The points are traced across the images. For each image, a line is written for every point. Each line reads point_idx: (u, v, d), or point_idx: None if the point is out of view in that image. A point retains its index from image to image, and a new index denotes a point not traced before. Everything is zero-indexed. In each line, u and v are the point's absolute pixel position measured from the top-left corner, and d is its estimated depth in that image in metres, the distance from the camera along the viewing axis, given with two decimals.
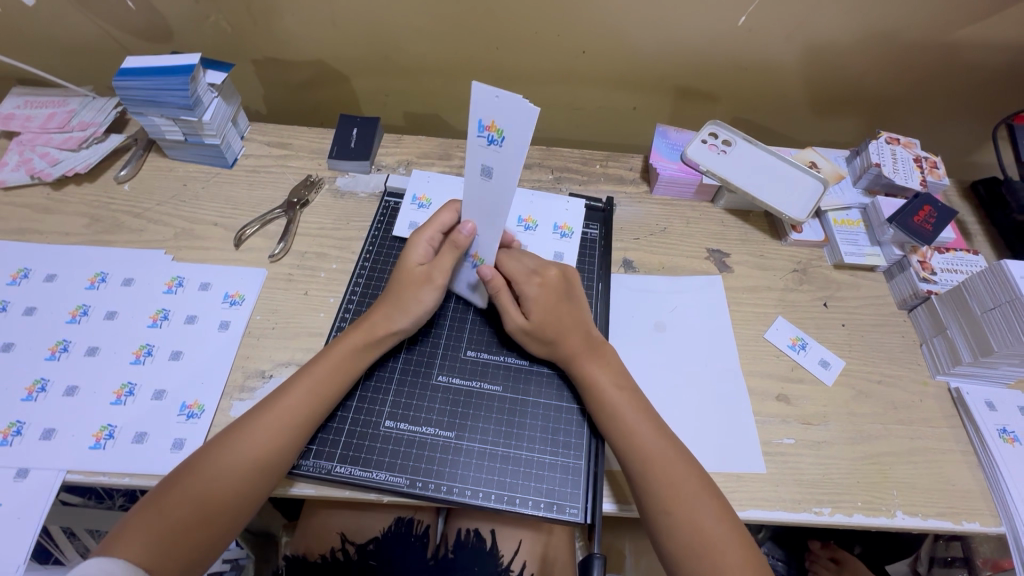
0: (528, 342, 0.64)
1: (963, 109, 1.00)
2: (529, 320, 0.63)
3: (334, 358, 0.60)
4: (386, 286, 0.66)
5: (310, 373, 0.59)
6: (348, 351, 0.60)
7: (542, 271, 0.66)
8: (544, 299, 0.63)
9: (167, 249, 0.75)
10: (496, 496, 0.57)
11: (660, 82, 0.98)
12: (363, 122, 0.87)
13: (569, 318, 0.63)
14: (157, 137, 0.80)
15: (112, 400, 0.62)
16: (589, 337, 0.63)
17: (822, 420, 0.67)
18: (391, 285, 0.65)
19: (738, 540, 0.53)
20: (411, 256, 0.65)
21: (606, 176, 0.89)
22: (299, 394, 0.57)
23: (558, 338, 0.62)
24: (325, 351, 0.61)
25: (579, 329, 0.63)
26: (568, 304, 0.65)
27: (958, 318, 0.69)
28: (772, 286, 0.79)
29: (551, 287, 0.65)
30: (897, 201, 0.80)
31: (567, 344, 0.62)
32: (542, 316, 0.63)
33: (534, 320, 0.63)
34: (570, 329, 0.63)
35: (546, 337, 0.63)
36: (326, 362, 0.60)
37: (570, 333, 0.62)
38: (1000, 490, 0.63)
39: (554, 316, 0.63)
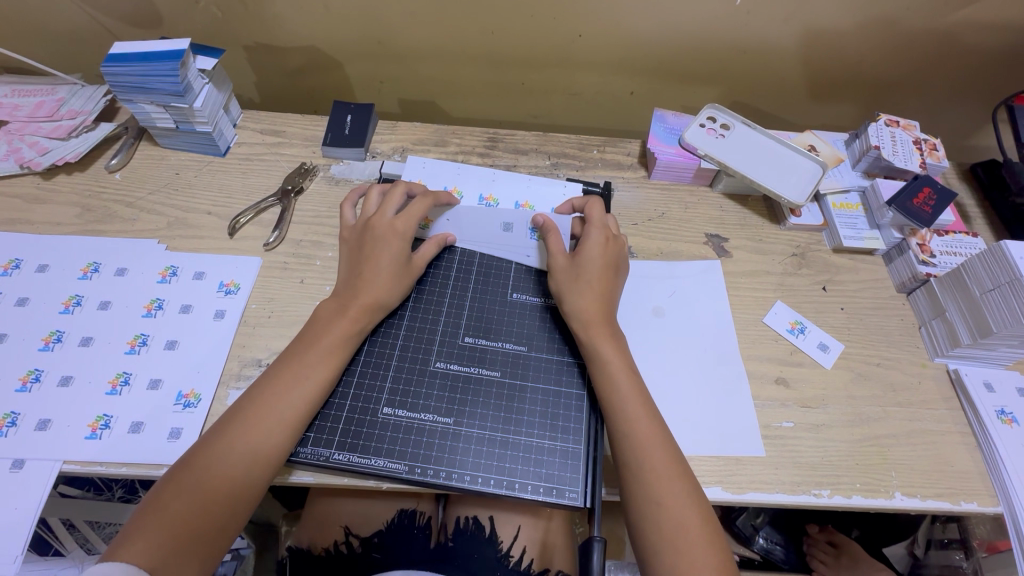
0: (570, 280, 0.66)
1: (962, 92, 0.99)
2: (578, 261, 0.67)
3: (325, 346, 0.60)
4: (361, 270, 0.65)
5: (301, 361, 0.59)
6: (337, 337, 0.60)
7: (612, 236, 0.69)
8: (599, 252, 0.67)
9: (160, 238, 0.74)
10: (495, 481, 0.57)
11: (657, 66, 0.97)
12: (358, 109, 0.86)
13: (607, 275, 0.67)
14: (148, 125, 0.78)
15: (108, 390, 0.62)
16: (606, 313, 0.64)
17: (821, 403, 0.67)
18: (377, 276, 0.65)
19: (715, 534, 0.53)
20: (396, 248, 0.67)
21: (603, 161, 0.88)
22: (291, 382, 0.57)
23: (589, 286, 0.65)
24: (315, 338, 0.60)
25: (604, 300, 0.65)
26: (617, 269, 0.68)
27: (957, 300, 0.69)
28: (771, 271, 0.78)
29: (612, 249, 0.69)
30: (896, 183, 0.79)
31: (586, 317, 0.63)
32: (586, 257, 0.67)
33: (585, 258, 0.67)
34: (598, 291, 0.65)
35: (582, 276, 0.66)
36: (316, 349, 0.59)
37: (599, 284, 0.65)
38: (998, 470, 0.63)
39: (596, 265, 0.66)
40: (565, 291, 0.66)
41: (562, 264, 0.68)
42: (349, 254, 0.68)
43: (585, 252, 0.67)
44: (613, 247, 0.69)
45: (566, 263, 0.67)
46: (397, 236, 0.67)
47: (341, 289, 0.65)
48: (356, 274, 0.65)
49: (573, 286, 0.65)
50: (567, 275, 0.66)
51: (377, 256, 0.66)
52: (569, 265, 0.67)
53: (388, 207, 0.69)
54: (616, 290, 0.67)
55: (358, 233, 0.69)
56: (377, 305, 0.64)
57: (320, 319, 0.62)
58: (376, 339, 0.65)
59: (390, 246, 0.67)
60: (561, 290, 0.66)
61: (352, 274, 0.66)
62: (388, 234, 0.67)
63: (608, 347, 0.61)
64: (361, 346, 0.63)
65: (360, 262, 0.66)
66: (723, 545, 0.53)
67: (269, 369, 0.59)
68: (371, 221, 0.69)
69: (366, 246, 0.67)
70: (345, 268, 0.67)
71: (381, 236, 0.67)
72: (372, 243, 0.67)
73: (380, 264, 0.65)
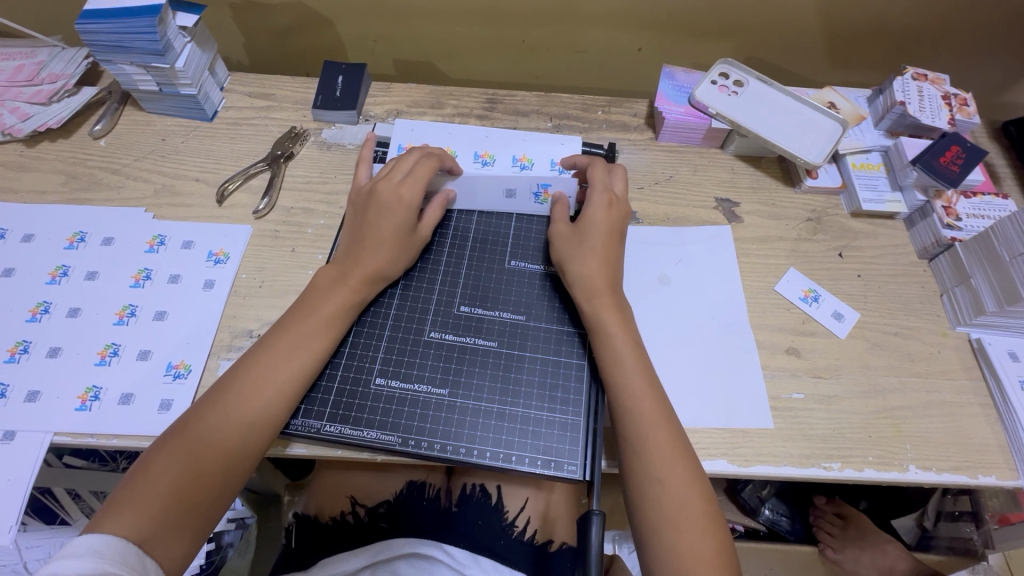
0: (566, 247, 0.64)
1: (996, 44, 0.92)
2: (577, 228, 0.65)
3: (320, 316, 0.57)
4: (363, 235, 0.62)
5: (295, 331, 0.56)
6: (336, 306, 0.58)
7: (614, 198, 0.66)
8: (603, 218, 0.64)
9: (147, 206, 0.72)
10: (491, 454, 0.55)
11: (666, 20, 0.91)
12: (349, 69, 0.82)
13: (611, 243, 0.63)
14: (131, 88, 0.75)
15: (97, 362, 0.60)
16: (611, 280, 0.61)
17: (834, 374, 0.65)
18: (378, 246, 0.61)
19: (712, 514, 0.52)
20: (400, 218, 0.63)
21: (608, 123, 0.84)
22: (286, 352, 0.55)
23: (592, 252, 0.62)
24: (310, 308, 0.58)
25: (609, 265, 0.62)
26: (622, 235, 0.65)
27: (982, 265, 0.65)
28: (784, 236, 0.74)
29: (615, 213, 0.65)
30: (922, 142, 0.74)
31: (591, 283, 0.61)
32: (588, 221, 0.64)
33: (581, 225, 0.64)
34: (600, 258, 0.62)
35: (582, 240, 0.63)
36: (311, 318, 0.57)
37: (602, 249, 0.63)
38: (1020, 444, 0.61)
39: (598, 231, 0.63)
40: (568, 257, 0.63)
41: (563, 231, 0.65)
42: (350, 218, 0.64)
43: (587, 217, 0.64)
44: (616, 213, 0.65)
45: (568, 231, 0.65)
46: (401, 205, 0.63)
47: (340, 255, 0.62)
48: (357, 240, 0.62)
49: (575, 253, 0.63)
50: (565, 248, 0.64)
51: (380, 223, 0.62)
52: (570, 231, 0.65)
53: (396, 171, 0.64)
54: (619, 257, 0.64)
55: (361, 196, 0.65)
56: (377, 272, 0.61)
57: (318, 286, 0.60)
58: (369, 308, 0.62)
59: (394, 215, 0.62)
60: (563, 258, 0.64)
61: (352, 242, 0.62)
62: (394, 201, 0.63)
63: (611, 317, 0.59)
64: (356, 317, 0.61)
65: (362, 228, 0.62)
66: (721, 525, 0.52)
67: (264, 337, 0.57)
68: (377, 185, 0.64)
69: (369, 212, 0.63)
70: (345, 233, 0.64)
71: (386, 202, 0.63)
72: (375, 209, 0.63)
73: (382, 233, 0.62)
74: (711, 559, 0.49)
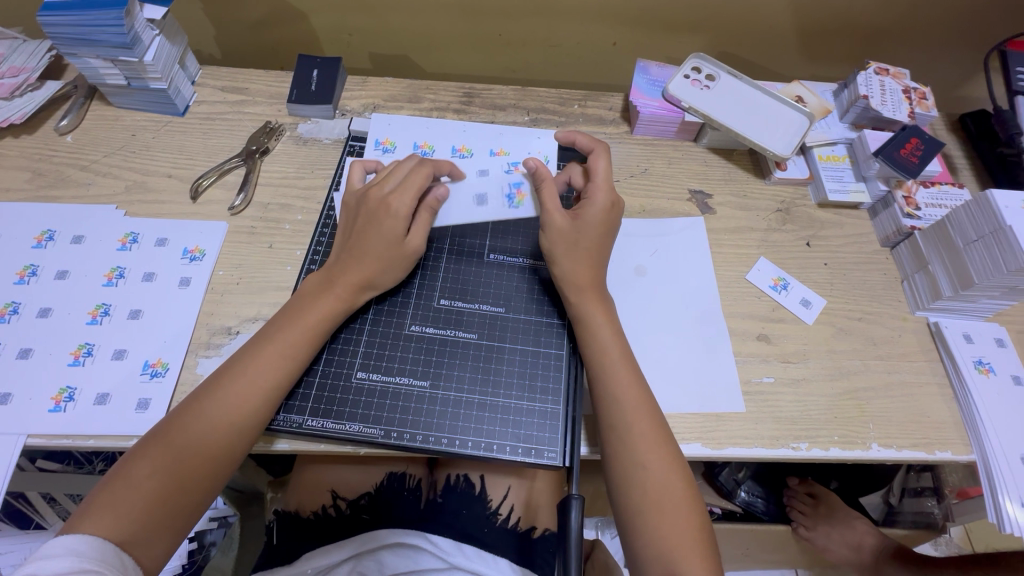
0: (558, 240, 0.63)
1: (953, 40, 0.96)
2: (573, 220, 0.64)
3: (306, 321, 0.57)
4: (351, 246, 0.61)
5: (282, 336, 0.56)
6: (321, 315, 0.57)
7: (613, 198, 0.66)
8: (597, 213, 0.64)
9: (119, 203, 0.70)
10: (473, 443, 0.56)
11: (640, 15, 0.92)
12: (324, 63, 0.81)
13: (604, 241, 0.64)
14: (97, 82, 0.73)
15: (70, 362, 0.59)
16: (596, 277, 0.62)
17: (802, 358, 0.67)
18: (366, 253, 0.60)
19: (691, 498, 0.54)
20: (388, 228, 0.60)
21: (584, 117, 0.85)
22: (271, 354, 0.55)
23: (583, 250, 0.63)
24: (297, 314, 0.57)
25: (596, 261, 0.63)
26: (613, 233, 0.66)
27: (939, 253, 0.68)
28: (754, 227, 0.77)
29: (613, 214, 0.66)
30: (884, 134, 0.77)
31: (579, 277, 0.62)
32: (585, 219, 0.64)
33: (578, 219, 0.64)
34: (590, 256, 0.63)
35: (577, 237, 0.63)
36: (297, 324, 0.57)
37: (593, 247, 0.63)
38: (973, 421, 0.64)
39: (594, 230, 0.64)
40: (559, 253, 0.63)
41: (559, 221, 0.64)
42: (345, 226, 0.63)
43: (583, 212, 0.64)
44: (609, 212, 0.65)
45: (565, 225, 0.63)
46: (389, 214, 0.61)
47: (332, 261, 0.61)
48: (348, 247, 0.61)
49: (567, 249, 0.63)
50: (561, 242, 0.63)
51: (369, 234, 0.60)
52: (568, 224, 0.63)
53: (388, 180, 0.63)
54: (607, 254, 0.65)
55: (355, 203, 0.64)
56: (367, 281, 0.59)
57: (305, 294, 0.59)
58: (362, 313, 0.62)
59: (381, 225, 0.60)
60: (553, 251, 0.63)
61: (343, 249, 0.61)
62: (383, 211, 0.61)
63: (597, 312, 0.60)
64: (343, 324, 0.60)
65: (353, 238, 0.61)
66: (700, 507, 0.54)
67: (250, 341, 0.56)
68: (370, 194, 0.62)
69: (360, 223, 0.62)
70: (338, 239, 0.63)
71: (376, 212, 0.61)
72: (366, 219, 0.61)
73: (371, 244, 0.60)
74: (692, 542, 0.51)
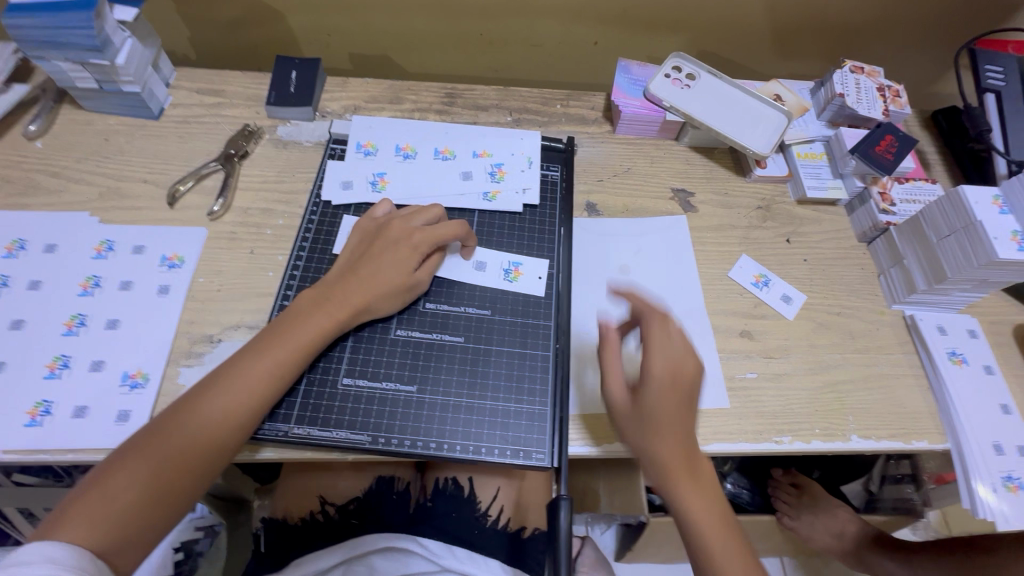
0: (627, 424, 0.53)
1: (925, 38, 0.98)
2: (639, 403, 0.52)
3: (295, 332, 0.56)
4: (356, 273, 0.59)
5: (271, 351, 0.55)
6: (314, 334, 0.56)
7: (681, 373, 0.53)
8: (665, 396, 0.52)
9: (93, 210, 0.69)
10: (461, 447, 0.56)
11: (621, 14, 0.93)
12: (303, 63, 0.80)
13: (686, 414, 0.52)
14: (67, 85, 0.71)
15: (46, 375, 0.58)
16: (686, 451, 0.51)
17: (784, 353, 0.69)
18: (372, 280, 0.59)
19: None
20: (403, 264, 0.60)
21: (567, 116, 0.85)
22: (259, 367, 0.54)
23: (659, 426, 0.51)
24: (288, 325, 0.56)
25: (679, 427, 0.51)
26: (692, 390, 0.53)
27: (914, 247, 0.70)
28: (736, 224, 0.78)
29: (684, 368, 0.53)
30: (859, 132, 0.79)
31: (661, 453, 0.51)
32: (653, 406, 0.52)
33: (646, 391, 0.52)
34: (674, 432, 0.51)
35: (646, 417, 0.52)
36: (286, 334, 0.56)
37: (676, 433, 0.51)
38: (948, 410, 0.66)
39: (668, 410, 0.52)
40: (635, 446, 0.52)
41: (621, 402, 0.53)
42: (354, 248, 0.62)
43: (648, 395, 0.52)
44: (685, 374, 0.53)
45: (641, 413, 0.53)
46: (408, 247, 0.61)
47: (330, 280, 0.60)
48: (353, 269, 0.60)
49: (641, 437, 0.52)
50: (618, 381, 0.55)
51: (383, 264, 0.60)
52: (629, 407, 0.53)
53: (416, 217, 0.63)
54: (693, 416, 0.53)
55: (372, 228, 0.63)
56: (366, 309, 0.59)
57: (297, 306, 0.58)
58: (357, 332, 0.61)
59: (400, 256, 0.60)
60: (626, 438, 0.53)
61: (347, 270, 0.60)
62: (405, 245, 0.61)
63: (689, 490, 0.50)
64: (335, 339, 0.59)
65: (362, 262, 0.60)
66: None
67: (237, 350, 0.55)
68: (393, 224, 0.62)
69: (375, 250, 0.61)
70: (344, 258, 0.62)
71: (395, 244, 0.61)
72: (382, 248, 0.61)
73: (381, 271, 0.60)
74: None
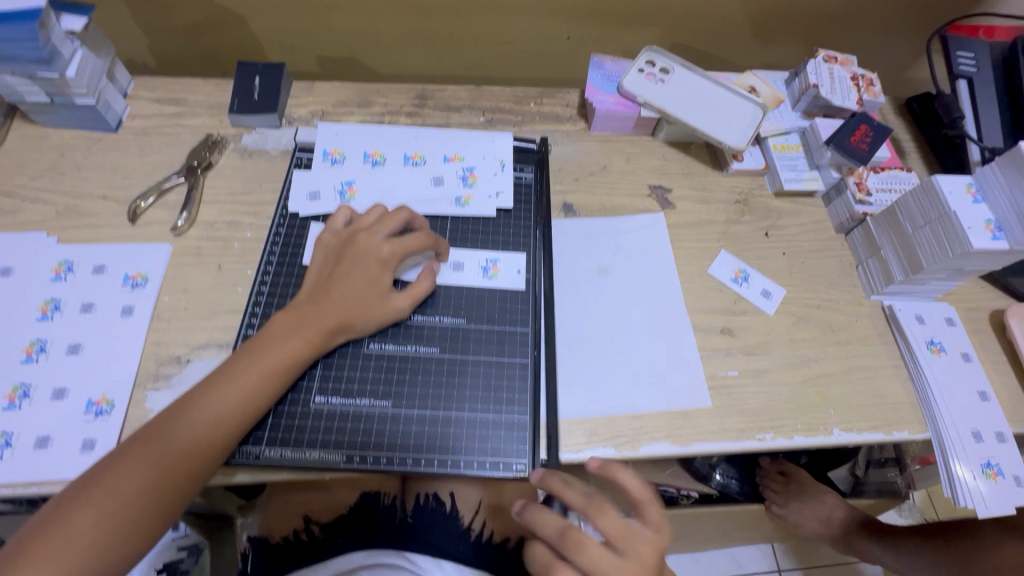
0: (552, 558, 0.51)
1: (896, 24, 0.98)
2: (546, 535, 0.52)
3: (265, 356, 0.54)
4: (327, 293, 0.58)
5: (238, 376, 0.53)
6: (285, 357, 0.54)
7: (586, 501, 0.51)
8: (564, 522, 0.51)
9: (50, 230, 0.66)
10: (440, 461, 0.55)
11: (592, 8, 0.91)
12: (266, 69, 0.77)
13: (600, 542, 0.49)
14: (16, 99, 0.68)
15: (5, 406, 0.56)
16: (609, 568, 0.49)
17: (764, 349, 0.68)
18: (344, 301, 0.57)
19: None
20: (373, 280, 0.59)
21: (541, 115, 0.83)
22: (228, 393, 0.52)
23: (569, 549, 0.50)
24: (258, 349, 0.54)
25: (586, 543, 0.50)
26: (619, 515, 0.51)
27: (890, 238, 0.70)
28: (714, 220, 0.77)
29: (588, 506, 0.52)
30: (834, 122, 0.78)
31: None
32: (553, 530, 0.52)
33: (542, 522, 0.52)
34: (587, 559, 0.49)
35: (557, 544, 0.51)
36: (256, 359, 0.54)
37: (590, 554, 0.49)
38: (928, 400, 0.66)
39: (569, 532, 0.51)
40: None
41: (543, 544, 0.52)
42: (323, 265, 0.60)
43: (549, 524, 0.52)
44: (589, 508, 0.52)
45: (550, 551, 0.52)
46: (380, 263, 0.59)
47: (301, 299, 0.58)
48: (322, 287, 0.58)
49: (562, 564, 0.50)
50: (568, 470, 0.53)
51: (353, 282, 0.58)
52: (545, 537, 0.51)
53: (381, 228, 0.61)
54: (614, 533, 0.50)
55: (338, 244, 0.61)
56: (340, 326, 0.57)
57: (268, 329, 0.56)
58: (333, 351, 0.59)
59: (371, 273, 0.59)
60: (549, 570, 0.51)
61: (316, 288, 0.58)
62: (373, 259, 0.59)
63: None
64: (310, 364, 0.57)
65: (332, 280, 0.58)
66: None
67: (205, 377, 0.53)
68: (357, 238, 0.60)
69: (343, 267, 0.59)
70: (313, 276, 0.60)
71: (363, 258, 0.59)
72: (350, 264, 0.59)
73: (352, 289, 0.58)
74: None
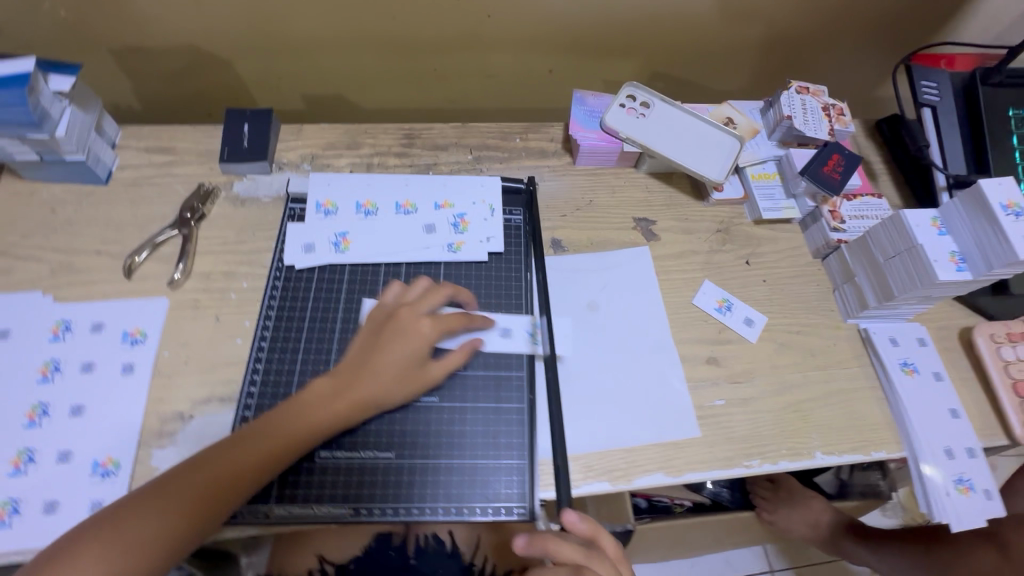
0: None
1: (863, 48, 1.02)
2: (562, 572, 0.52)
3: (292, 425, 0.55)
4: (370, 368, 0.58)
5: (262, 440, 0.53)
6: (310, 427, 0.55)
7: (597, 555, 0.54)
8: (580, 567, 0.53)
9: (45, 288, 0.66)
10: (443, 509, 0.57)
11: (572, 42, 0.93)
12: (254, 115, 0.78)
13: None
14: (6, 158, 0.69)
15: (10, 472, 0.56)
16: None
17: (748, 377, 0.71)
18: (382, 377, 0.58)
19: None
20: (412, 354, 0.59)
21: (526, 150, 0.85)
22: (248, 454, 0.52)
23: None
24: (285, 416, 0.55)
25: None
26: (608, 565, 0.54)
27: (864, 266, 0.74)
28: (697, 250, 0.80)
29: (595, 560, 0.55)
30: (808, 151, 0.82)
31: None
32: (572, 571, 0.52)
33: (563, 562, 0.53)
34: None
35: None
36: (281, 426, 0.54)
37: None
38: (903, 419, 0.70)
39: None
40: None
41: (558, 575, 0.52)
42: (365, 336, 0.60)
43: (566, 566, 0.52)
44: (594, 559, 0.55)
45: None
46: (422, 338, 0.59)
47: (340, 370, 0.58)
48: (365, 362, 0.58)
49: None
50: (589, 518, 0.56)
51: (394, 356, 0.58)
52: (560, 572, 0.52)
53: (427, 303, 0.62)
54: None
55: (381, 317, 0.61)
56: (372, 402, 0.57)
57: (305, 399, 0.56)
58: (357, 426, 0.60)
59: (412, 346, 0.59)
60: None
61: (355, 360, 0.59)
62: (414, 334, 0.59)
63: None
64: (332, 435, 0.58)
65: (373, 353, 0.58)
66: None
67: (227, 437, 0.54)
68: (401, 312, 0.61)
69: (385, 340, 0.59)
70: (355, 348, 0.60)
71: (406, 332, 0.59)
72: (393, 337, 0.59)
73: (391, 365, 0.58)
74: None
